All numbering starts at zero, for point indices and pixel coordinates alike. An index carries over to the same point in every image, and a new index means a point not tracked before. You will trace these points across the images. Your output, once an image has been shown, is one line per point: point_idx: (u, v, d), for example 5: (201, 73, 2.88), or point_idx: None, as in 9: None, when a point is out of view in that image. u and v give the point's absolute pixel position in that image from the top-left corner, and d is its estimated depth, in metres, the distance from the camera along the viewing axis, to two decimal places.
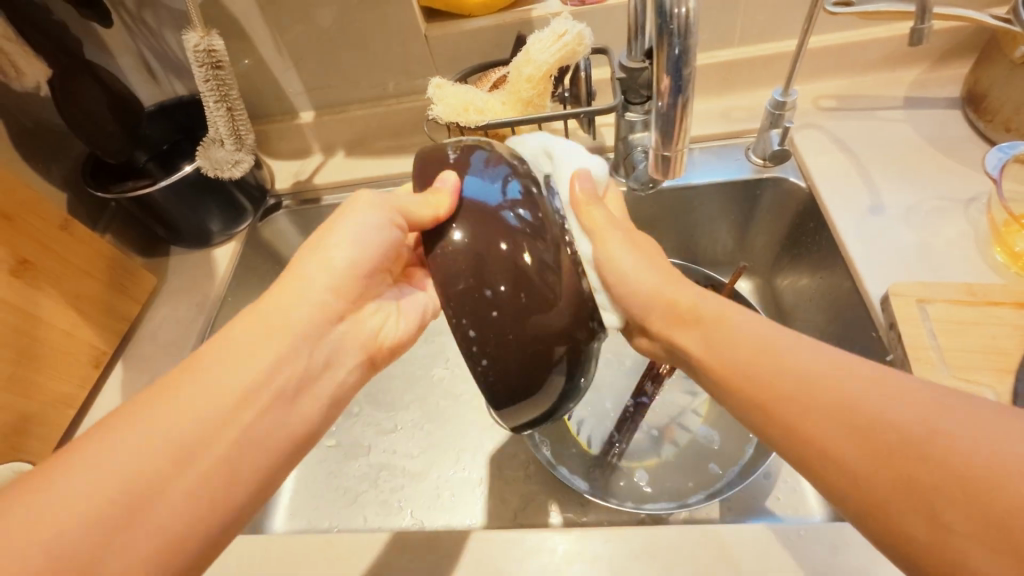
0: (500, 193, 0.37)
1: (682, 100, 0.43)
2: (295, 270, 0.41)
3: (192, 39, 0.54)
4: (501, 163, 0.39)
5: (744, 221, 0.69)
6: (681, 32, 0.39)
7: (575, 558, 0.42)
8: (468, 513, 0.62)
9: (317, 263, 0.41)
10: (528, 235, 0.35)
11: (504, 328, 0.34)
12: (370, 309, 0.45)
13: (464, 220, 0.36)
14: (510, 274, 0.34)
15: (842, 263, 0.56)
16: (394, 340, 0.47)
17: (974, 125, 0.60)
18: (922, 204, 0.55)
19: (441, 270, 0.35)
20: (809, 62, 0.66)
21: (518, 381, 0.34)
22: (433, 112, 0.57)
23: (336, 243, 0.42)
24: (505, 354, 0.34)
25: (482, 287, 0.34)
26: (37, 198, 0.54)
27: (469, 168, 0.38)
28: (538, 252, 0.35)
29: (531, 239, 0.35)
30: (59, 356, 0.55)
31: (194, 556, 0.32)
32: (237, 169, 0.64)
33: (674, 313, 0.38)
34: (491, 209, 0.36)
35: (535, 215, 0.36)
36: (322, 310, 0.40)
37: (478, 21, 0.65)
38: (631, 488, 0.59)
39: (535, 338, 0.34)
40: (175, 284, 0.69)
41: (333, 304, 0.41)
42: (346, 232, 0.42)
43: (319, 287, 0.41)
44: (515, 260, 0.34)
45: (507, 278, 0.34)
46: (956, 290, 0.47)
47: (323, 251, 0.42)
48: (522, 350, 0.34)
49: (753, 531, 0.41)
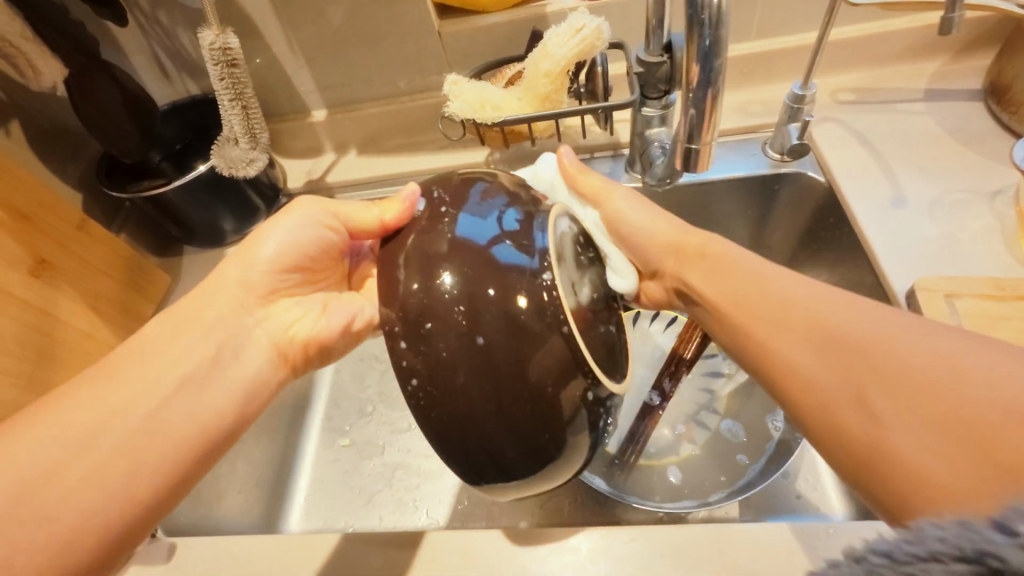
0: (499, 225, 0.34)
1: (713, 91, 0.44)
2: (231, 258, 0.46)
3: (207, 37, 0.54)
4: (499, 194, 0.37)
5: (762, 217, 0.68)
6: (712, 23, 0.40)
7: (598, 558, 0.41)
8: (485, 513, 0.61)
9: (247, 257, 0.45)
10: (527, 279, 0.32)
11: (486, 389, 0.31)
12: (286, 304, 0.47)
13: (423, 267, 0.33)
14: (504, 328, 0.31)
15: (864, 258, 0.55)
16: (308, 338, 0.46)
17: (997, 117, 0.59)
18: (946, 197, 0.55)
19: (417, 322, 0.32)
20: (828, 54, 0.65)
21: (506, 448, 0.32)
22: (450, 108, 0.57)
23: (267, 236, 0.46)
24: (481, 415, 0.31)
25: (471, 334, 0.31)
26: (56, 198, 0.54)
27: (465, 203, 0.36)
28: (532, 295, 0.32)
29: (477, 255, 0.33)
30: (77, 356, 0.55)
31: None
32: (251, 168, 0.64)
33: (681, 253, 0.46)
34: (485, 248, 0.33)
35: (533, 258, 0.33)
36: (246, 291, 0.44)
37: (492, 18, 0.65)
38: (649, 489, 0.58)
39: (526, 397, 0.31)
40: (188, 284, 0.68)
41: (258, 285, 0.45)
42: (279, 225, 0.46)
43: (256, 272, 0.45)
44: (505, 307, 0.32)
45: (498, 329, 0.31)
46: (985, 285, 0.46)
47: (255, 245, 0.46)
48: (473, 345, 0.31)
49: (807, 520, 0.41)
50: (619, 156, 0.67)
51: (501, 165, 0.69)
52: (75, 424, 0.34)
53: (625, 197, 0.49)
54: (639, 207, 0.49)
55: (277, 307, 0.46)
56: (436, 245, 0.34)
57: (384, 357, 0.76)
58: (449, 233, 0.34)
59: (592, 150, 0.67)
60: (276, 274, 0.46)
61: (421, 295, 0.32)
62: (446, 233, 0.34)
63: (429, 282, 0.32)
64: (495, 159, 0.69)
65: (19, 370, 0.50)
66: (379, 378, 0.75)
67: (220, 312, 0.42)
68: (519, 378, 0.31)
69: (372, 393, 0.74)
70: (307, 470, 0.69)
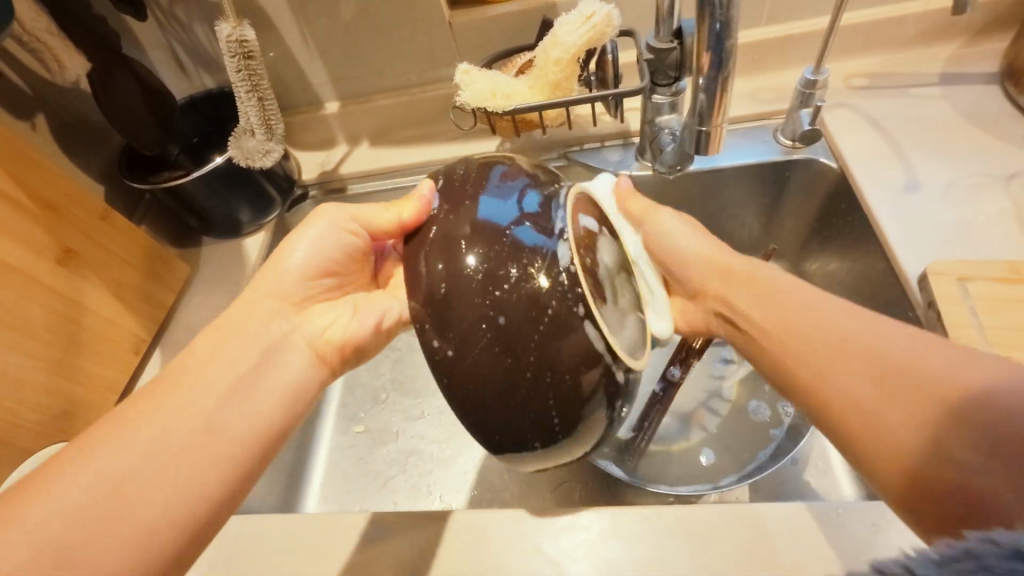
0: (519, 207, 0.36)
1: (724, 73, 0.45)
2: (261, 270, 0.48)
3: (224, 30, 0.55)
4: (517, 177, 0.38)
5: (773, 203, 0.68)
6: (722, 4, 0.40)
7: (609, 536, 0.42)
8: (497, 495, 0.63)
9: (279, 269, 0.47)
10: (541, 262, 0.34)
11: (503, 366, 0.32)
12: (320, 310, 0.48)
13: (446, 251, 0.35)
14: (525, 306, 0.33)
15: (877, 244, 0.55)
16: (342, 341, 0.47)
17: (1014, 100, 0.59)
18: (960, 181, 0.54)
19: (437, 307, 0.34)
20: (842, 39, 0.65)
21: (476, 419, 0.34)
22: (460, 98, 0.57)
23: (295, 245, 0.49)
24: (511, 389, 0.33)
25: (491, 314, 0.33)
26: (81, 190, 0.56)
27: (483, 185, 0.37)
28: (553, 276, 0.34)
29: (498, 252, 0.34)
30: (102, 343, 0.57)
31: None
32: (267, 159, 0.65)
33: (724, 273, 0.46)
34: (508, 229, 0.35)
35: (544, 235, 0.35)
36: (281, 301, 0.46)
37: (502, 7, 0.65)
38: (658, 474, 0.60)
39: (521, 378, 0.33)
40: (207, 274, 0.70)
41: (286, 302, 0.46)
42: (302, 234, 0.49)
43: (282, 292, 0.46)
44: (527, 287, 0.33)
45: (518, 313, 0.33)
46: (999, 268, 0.46)
47: (286, 255, 0.48)
48: (511, 304, 0.33)
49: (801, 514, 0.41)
50: (629, 145, 0.67)
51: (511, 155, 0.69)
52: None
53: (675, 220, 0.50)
54: (682, 225, 0.50)
55: (314, 313, 0.47)
56: (456, 229, 0.35)
57: (397, 346, 0.77)
58: (472, 215, 0.36)
59: (602, 139, 0.67)
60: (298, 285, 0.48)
61: (444, 276, 0.34)
62: (469, 216, 0.36)
63: (452, 261, 0.34)
64: (505, 149, 0.70)
65: (49, 355, 0.52)
66: (393, 365, 0.76)
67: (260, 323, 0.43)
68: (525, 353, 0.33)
69: (386, 380, 0.75)
70: (323, 456, 0.70)
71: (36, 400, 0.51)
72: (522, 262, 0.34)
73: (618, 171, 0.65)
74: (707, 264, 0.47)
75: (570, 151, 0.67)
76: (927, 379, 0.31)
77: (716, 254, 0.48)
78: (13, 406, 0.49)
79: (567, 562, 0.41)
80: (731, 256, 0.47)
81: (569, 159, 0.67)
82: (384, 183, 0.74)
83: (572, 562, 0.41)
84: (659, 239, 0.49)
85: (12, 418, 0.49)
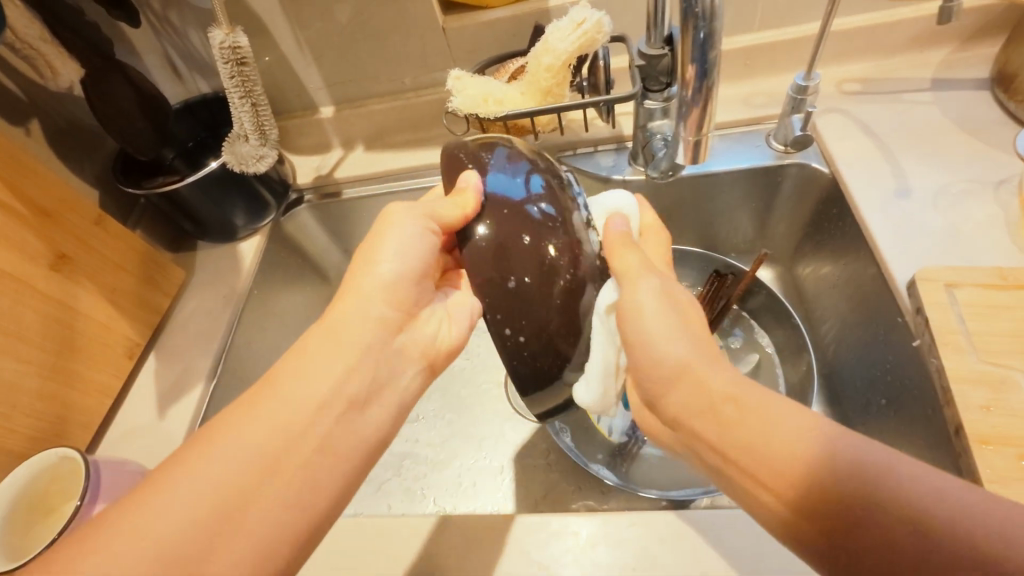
0: (525, 187, 0.39)
1: (709, 83, 0.46)
2: (349, 284, 0.43)
3: (217, 37, 0.55)
4: (520, 158, 0.41)
5: (766, 208, 0.68)
6: (707, 15, 0.41)
7: (599, 541, 0.42)
8: (490, 499, 0.63)
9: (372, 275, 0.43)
10: (550, 229, 0.37)
11: (515, 312, 0.36)
12: (424, 317, 0.47)
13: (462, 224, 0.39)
14: (535, 269, 0.36)
15: (867, 249, 0.56)
16: (449, 347, 0.48)
17: (1004, 106, 0.59)
18: (950, 187, 0.54)
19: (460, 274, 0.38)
20: (834, 44, 0.65)
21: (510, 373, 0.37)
22: (453, 103, 0.58)
23: (383, 251, 0.44)
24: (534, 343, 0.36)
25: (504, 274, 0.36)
26: (75, 196, 0.56)
27: (491, 162, 0.40)
28: (562, 246, 0.37)
29: (508, 219, 0.38)
30: (97, 348, 0.57)
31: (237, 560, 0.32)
32: (261, 164, 0.66)
33: (704, 400, 0.33)
34: (514, 198, 0.38)
35: (549, 201, 0.38)
36: (387, 311, 0.43)
37: (495, 12, 0.66)
38: (650, 477, 0.60)
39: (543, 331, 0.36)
40: (203, 278, 0.71)
41: (391, 318, 0.43)
42: (390, 237, 0.44)
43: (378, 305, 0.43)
44: (535, 249, 0.37)
45: (530, 271, 0.36)
46: (986, 275, 0.46)
47: (372, 260, 0.43)
48: (523, 264, 0.36)
49: None
50: (622, 149, 0.67)
51: None
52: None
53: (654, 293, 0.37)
54: (665, 310, 0.37)
55: (416, 323, 0.46)
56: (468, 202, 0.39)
57: None
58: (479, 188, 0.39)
59: (596, 143, 0.68)
60: (394, 296, 0.44)
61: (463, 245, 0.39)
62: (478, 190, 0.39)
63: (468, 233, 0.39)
64: None
65: (43, 360, 0.52)
66: None
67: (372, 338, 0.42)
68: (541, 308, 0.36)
69: None
70: None
71: (30, 405, 0.51)
72: (530, 227, 0.37)
73: (611, 176, 0.65)
74: (673, 373, 0.35)
75: (564, 156, 0.67)
76: (916, 526, 0.25)
77: (689, 352, 0.35)
78: (7, 411, 0.49)
79: (557, 565, 0.42)
80: (712, 366, 0.34)
81: (562, 163, 0.67)
82: (378, 187, 0.74)
83: (562, 567, 0.42)
84: (632, 324, 0.37)
85: (7, 423, 0.49)
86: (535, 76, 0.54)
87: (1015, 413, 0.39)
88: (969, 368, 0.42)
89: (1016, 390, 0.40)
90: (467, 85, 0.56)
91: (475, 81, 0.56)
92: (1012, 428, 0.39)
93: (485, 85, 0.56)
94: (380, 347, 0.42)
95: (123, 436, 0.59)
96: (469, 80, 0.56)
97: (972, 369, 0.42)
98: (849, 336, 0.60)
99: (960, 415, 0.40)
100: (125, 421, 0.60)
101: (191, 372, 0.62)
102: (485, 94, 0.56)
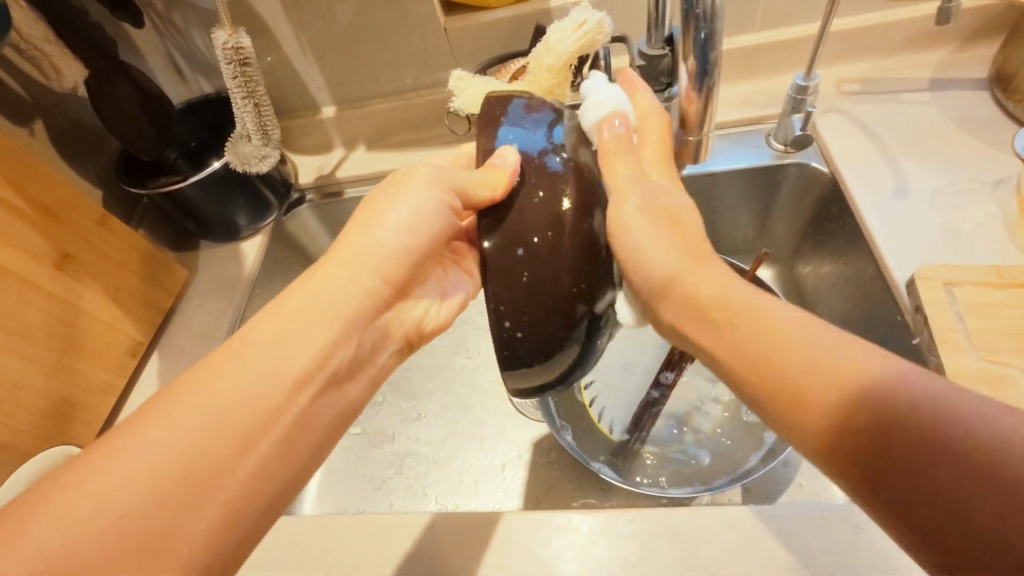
0: (545, 139, 0.40)
1: (709, 83, 0.46)
2: (349, 245, 0.43)
3: (220, 38, 0.55)
4: (540, 109, 0.42)
5: (766, 207, 0.68)
6: (707, 16, 0.41)
7: (600, 538, 0.43)
8: (491, 496, 0.63)
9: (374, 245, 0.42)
10: (566, 186, 0.38)
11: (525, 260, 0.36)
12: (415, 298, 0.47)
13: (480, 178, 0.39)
14: (549, 220, 0.37)
15: (866, 248, 0.56)
16: (435, 328, 0.49)
17: (1002, 106, 0.59)
18: (949, 186, 0.55)
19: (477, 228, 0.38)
20: (833, 45, 0.65)
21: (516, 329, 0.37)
22: (455, 104, 0.58)
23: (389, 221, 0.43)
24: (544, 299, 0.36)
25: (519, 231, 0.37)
26: (78, 195, 0.56)
27: (509, 114, 0.41)
28: (576, 199, 0.38)
29: (527, 176, 0.39)
30: (101, 347, 0.58)
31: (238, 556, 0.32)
32: (264, 164, 0.66)
33: (692, 307, 0.34)
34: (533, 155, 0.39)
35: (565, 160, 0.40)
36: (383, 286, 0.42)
37: (496, 13, 0.66)
38: (650, 475, 0.60)
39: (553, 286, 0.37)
40: (205, 277, 0.71)
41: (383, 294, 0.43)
42: (399, 208, 0.43)
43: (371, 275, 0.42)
44: (551, 205, 0.38)
45: (544, 228, 0.37)
46: (984, 273, 0.46)
47: (378, 226, 0.43)
48: (540, 221, 0.37)
49: (787, 514, 0.42)
50: None
51: None
52: (128, 448, 0.31)
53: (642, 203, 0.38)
54: (655, 223, 0.37)
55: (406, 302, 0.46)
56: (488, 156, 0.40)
57: None
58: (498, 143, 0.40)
59: None
60: (394, 269, 0.43)
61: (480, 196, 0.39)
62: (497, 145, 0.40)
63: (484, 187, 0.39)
64: None
65: (47, 359, 0.52)
66: None
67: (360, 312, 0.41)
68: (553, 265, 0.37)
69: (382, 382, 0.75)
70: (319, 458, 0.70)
71: (33, 403, 0.51)
72: (547, 185, 0.38)
73: None
74: (666, 281, 0.35)
75: None
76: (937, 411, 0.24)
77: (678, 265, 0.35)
78: (11, 409, 0.50)
79: (559, 562, 0.42)
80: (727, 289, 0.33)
81: None
82: None
83: (564, 564, 0.42)
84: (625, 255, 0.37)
85: (11, 421, 0.50)
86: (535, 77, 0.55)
87: None
88: (967, 365, 0.42)
89: (1014, 388, 0.41)
90: (468, 85, 0.57)
91: (476, 81, 0.57)
92: None
93: (485, 85, 0.57)
94: (366, 323, 0.41)
95: None
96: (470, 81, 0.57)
97: (970, 367, 0.42)
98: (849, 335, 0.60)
99: None
100: None
101: None
102: (486, 94, 0.57)
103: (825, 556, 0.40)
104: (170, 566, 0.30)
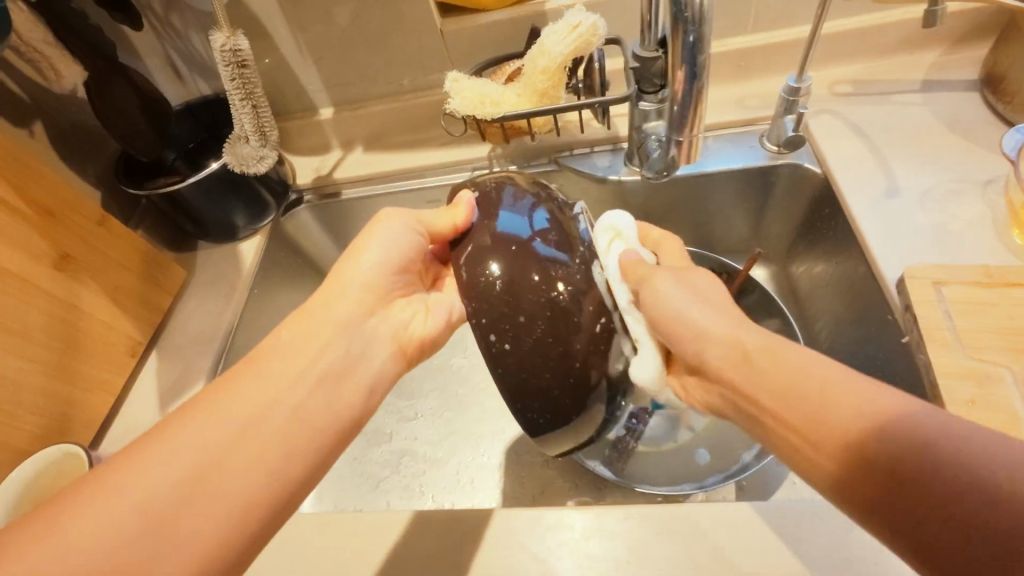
0: (530, 224, 0.40)
1: (697, 85, 0.48)
2: (332, 272, 0.46)
3: (218, 40, 0.56)
4: (526, 197, 0.42)
5: (760, 207, 0.69)
6: (696, 20, 0.43)
7: (594, 535, 0.43)
8: (488, 494, 0.64)
9: (357, 266, 0.46)
10: (559, 269, 0.38)
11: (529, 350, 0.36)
12: (402, 304, 0.49)
13: (473, 260, 0.39)
14: (543, 305, 0.37)
15: (857, 248, 0.57)
16: (422, 335, 0.49)
17: (992, 107, 0.60)
18: (939, 187, 0.55)
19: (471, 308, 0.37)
20: (825, 47, 0.66)
21: (513, 407, 0.37)
22: (451, 105, 0.59)
23: (369, 244, 0.47)
24: (540, 379, 0.36)
25: (513, 312, 0.36)
26: (78, 196, 0.57)
27: (499, 203, 0.41)
28: (567, 283, 0.38)
29: (519, 259, 0.38)
30: (100, 346, 0.58)
31: (237, 550, 0.33)
32: (262, 165, 0.66)
33: (737, 356, 0.35)
34: (524, 240, 0.39)
35: (560, 247, 0.40)
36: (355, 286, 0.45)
37: (492, 15, 0.67)
38: (645, 474, 0.61)
39: (547, 364, 0.36)
40: (203, 278, 0.71)
41: (366, 300, 0.45)
42: (377, 232, 0.47)
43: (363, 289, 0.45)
44: (546, 290, 0.37)
45: (539, 310, 0.37)
46: (973, 272, 0.47)
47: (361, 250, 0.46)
48: (535, 304, 0.37)
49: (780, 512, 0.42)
50: (618, 150, 0.68)
51: (502, 159, 0.71)
52: None
53: (674, 286, 0.41)
54: (685, 296, 0.40)
55: (394, 308, 0.48)
56: (482, 239, 0.40)
57: None
58: (490, 229, 0.40)
59: (592, 144, 0.69)
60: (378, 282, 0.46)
61: (470, 277, 0.38)
62: (490, 229, 0.40)
63: (476, 269, 0.38)
64: (496, 155, 0.71)
65: (47, 359, 0.53)
66: None
67: (345, 313, 0.43)
68: (549, 345, 0.36)
69: None
70: None
71: (34, 403, 0.52)
72: (541, 270, 0.38)
73: (607, 177, 0.66)
74: (694, 337, 0.38)
75: (560, 156, 0.68)
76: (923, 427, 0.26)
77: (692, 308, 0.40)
78: (11, 408, 0.50)
79: (553, 558, 0.43)
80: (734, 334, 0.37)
81: (559, 163, 0.68)
82: (376, 188, 0.75)
83: (558, 561, 0.42)
84: (655, 305, 0.41)
85: (11, 421, 0.50)
86: (530, 78, 0.55)
87: (999, 408, 0.40)
88: (955, 363, 0.43)
89: (1002, 386, 0.41)
90: (463, 86, 0.57)
91: (472, 81, 0.57)
92: (996, 422, 0.40)
93: (479, 85, 0.57)
94: (351, 326, 0.43)
95: (124, 434, 0.60)
96: (466, 80, 0.57)
97: (956, 364, 0.43)
98: (843, 334, 0.60)
99: (946, 409, 0.41)
100: (126, 418, 0.61)
101: (192, 371, 0.63)
102: (482, 93, 0.57)
103: (817, 550, 0.40)
104: (169, 560, 0.30)
